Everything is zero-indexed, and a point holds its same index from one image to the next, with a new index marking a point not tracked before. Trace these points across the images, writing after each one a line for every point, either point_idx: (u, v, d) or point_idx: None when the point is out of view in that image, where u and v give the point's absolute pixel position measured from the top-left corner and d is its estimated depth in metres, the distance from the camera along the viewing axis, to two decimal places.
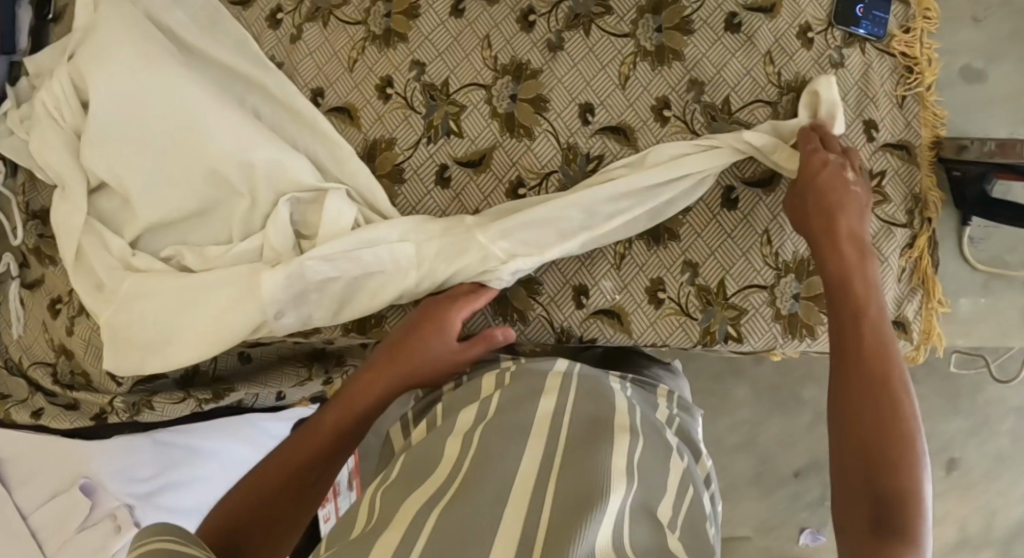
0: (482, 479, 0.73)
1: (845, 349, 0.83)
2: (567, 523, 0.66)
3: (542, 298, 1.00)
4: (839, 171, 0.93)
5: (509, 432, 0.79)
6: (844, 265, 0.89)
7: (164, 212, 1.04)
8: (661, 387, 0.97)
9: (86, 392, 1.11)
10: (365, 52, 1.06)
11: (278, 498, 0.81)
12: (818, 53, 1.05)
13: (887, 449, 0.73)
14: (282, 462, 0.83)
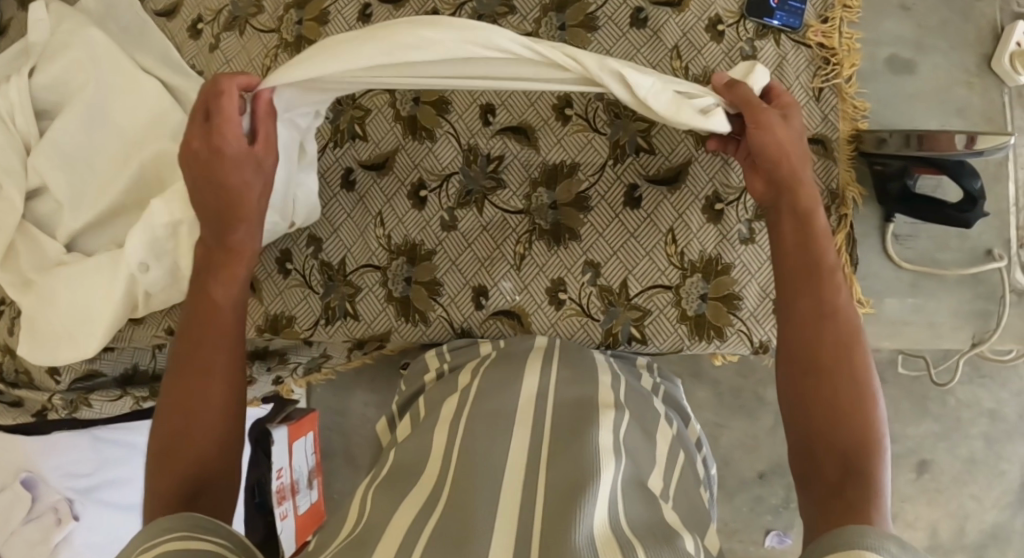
0: (470, 467, 0.74)
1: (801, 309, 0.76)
2: (572, 488, 0.69)
3: (443, 299, 1.01)
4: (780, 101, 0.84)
5: (488, 421, 0.80)
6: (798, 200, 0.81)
7: (93, 216, 1.06)
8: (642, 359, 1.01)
9: (28, 389, 1.12)
10: (278, 58, 1.07)
11: (211, 443, 0.76)
12: (728, 46, 1.02)
13: (844, 389, 0.71)
14: (190, 406, 0.77)
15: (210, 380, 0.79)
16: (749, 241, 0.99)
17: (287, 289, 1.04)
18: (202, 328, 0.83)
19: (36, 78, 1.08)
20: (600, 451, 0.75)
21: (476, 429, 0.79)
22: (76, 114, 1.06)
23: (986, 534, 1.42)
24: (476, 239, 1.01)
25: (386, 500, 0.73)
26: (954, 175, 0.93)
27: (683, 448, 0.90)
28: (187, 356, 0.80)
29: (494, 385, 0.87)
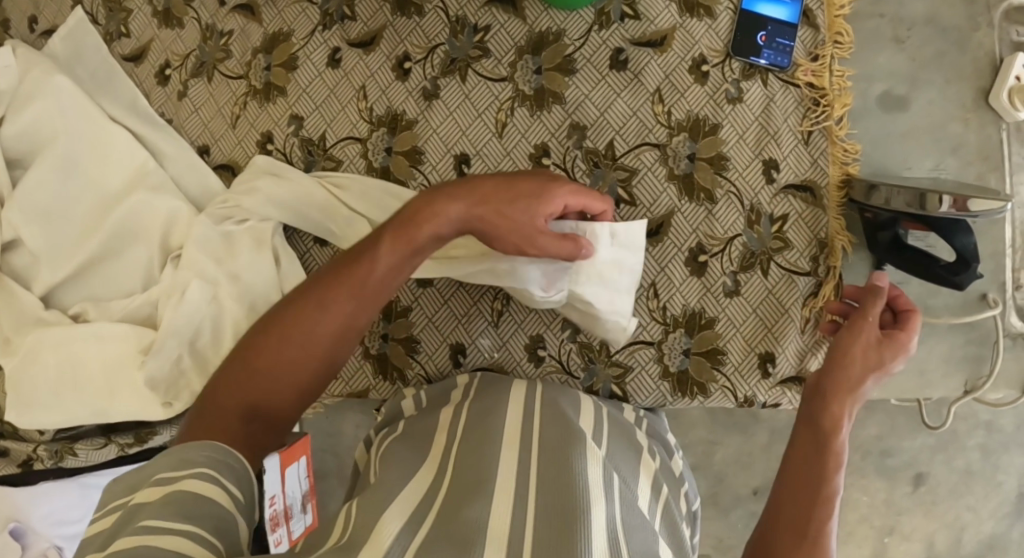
0: (459, 495, 0.73)
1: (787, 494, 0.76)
2: (562, 524, 0.69)
3: (420, 356, 0.99)
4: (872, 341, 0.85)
5: (474, 450, 0.79)
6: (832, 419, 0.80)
7: (69, 269, 1.05)
8: (615, 390, 0.97)
9: (13, 439, 1.12)
10: (246, 107, 1.05)
11: (284, 390, 0.72)
12: (713, 88, 0.98)
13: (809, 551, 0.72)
14: (288, 355, 0.73)
15: (320, 334, 0.74)
16: (735, 293, 0.96)
17: None
18: (349, 285, 0.75)
19: (5, 129, 1.05)
20: (588, 474, 0.75)
21: (465, 458, 0.79)
22: (50, 166, 1.05)
23: (984, 546, 1.32)
24: (453, 295, 0.99)
25: (379, 503, 0.72)
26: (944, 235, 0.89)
27: (669, 481, 0.88)
28: (318, 294, 0.75)
29: (482, 411, 0.86)
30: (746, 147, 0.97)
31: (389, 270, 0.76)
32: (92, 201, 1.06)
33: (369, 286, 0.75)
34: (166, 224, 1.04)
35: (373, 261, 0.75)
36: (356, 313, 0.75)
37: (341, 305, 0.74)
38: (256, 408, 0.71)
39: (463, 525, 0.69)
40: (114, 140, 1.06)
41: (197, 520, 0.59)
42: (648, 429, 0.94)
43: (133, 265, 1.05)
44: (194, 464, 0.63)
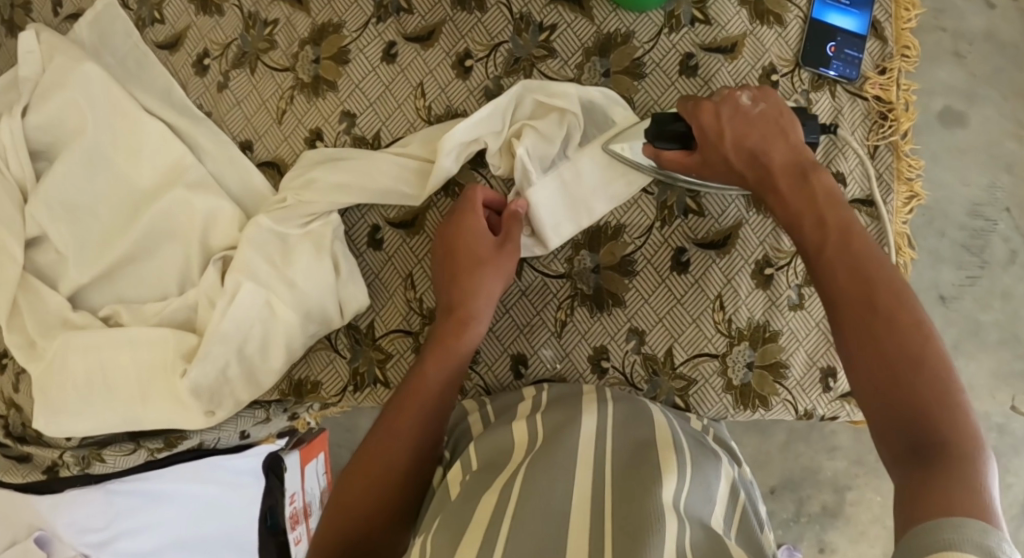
0: (537, 505, 0.73)
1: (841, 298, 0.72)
2: (637, 535, 0.68)
3: (479, 367, 0.97)
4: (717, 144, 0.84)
5: (552, 464, 0.78)
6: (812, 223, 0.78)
7: (99, 270, 1.02)
8: (679, 401, 0.96)
9: (37, 444, 1.15)
10: (293, 101, 1.02)
11: (380, 494, 0.81)
12: (782, 98, 0.96)
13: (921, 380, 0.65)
14: (373, 461, 0.82)
15: (398, 444, 0.82)
16: (799, 307, 0.95)
17: (312, 351, 1.00)
18: (408, 397, 0.84)
19: (29, 119, 1.02)
20: (665, 493, 0.74)
21: (541, 466, 0.78)
22: (80, 162, 1.02)
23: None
24: (515, 304, 0.96)
25: (448, 539, 0.72)
26: (658, 129, 0.88)
27: (745, 489, 0.89)
28: (365, 461, 0.82)
29: (556, 429, 0.84)
30: (814, 160, 0.96)
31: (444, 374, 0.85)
32: (123, 198, 1.03)
33: (431, 398, 0.84)
34: (206, 224, 1.01)
35: (427, 372, 0.85)
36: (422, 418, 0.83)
37: (412, 412, 0.83)
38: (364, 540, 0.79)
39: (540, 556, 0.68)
40: (148, 136, 1.03)
41: None
42: (715, 438, 0.93)
43: (166, 263, 1.02)
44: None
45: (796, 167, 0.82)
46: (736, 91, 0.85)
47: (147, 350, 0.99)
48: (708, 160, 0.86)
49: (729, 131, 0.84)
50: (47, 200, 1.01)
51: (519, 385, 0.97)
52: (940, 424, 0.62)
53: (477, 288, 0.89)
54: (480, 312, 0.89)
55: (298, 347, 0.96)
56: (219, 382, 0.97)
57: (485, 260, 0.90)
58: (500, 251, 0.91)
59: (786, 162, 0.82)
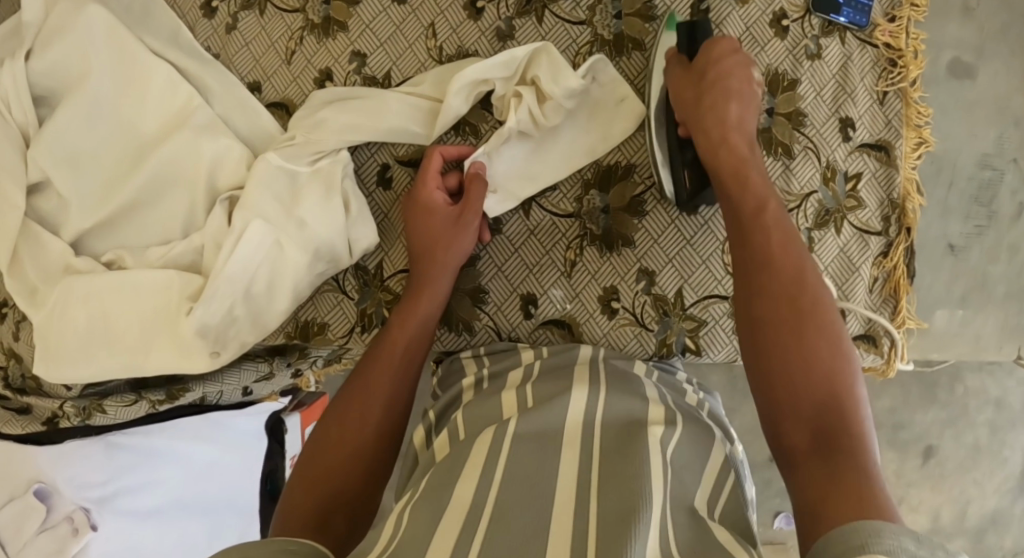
0: (526, 485, 0.70)
1: (766, 294, 0.76)
2: (626, 509, 0.65)
3: (488, 307, 0.96)
4: (705, 93, 0.89)
5: (538, 440, 0.76)
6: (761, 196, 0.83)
7: (102, 215, 1.04)
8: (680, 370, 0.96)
9: (37, 395, 1.13)
10: (303, 42, 1.01)
11: (349, 454, 0.80)
12: (792, 44, 0.97)
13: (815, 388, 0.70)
14: (343, 423, 0.82)
15: (369, 410, 0.83)
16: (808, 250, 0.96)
17: (319, 293, 0.99)
18: (382, 366, 0.86)
19: (32, 63, 1.04)
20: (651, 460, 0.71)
21: (530, 440, 0.76)
22: (82, 107, 1.03)
23: (985, 519, 1.39)
24: (524, 243, 0.96)
25: (431, 508, 0.69)
26: (689, 39, 0.93)
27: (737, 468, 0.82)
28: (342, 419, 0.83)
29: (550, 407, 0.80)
30: (823, 104, 0.97)
31: (405, 348, 0.88)
32: (128, 142, 1.05)
33: (396, 368, 0.86)
34: (213, 166, 1.01)
35: (397, 340, 0.88)
36: (389, 389, 0.85)
37: (382, 374, 0.86)
38: (339, 504, 0.77)
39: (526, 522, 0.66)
40: (152, 82, 1.03)
41: None
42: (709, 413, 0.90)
43: (166, 207, 1.04)
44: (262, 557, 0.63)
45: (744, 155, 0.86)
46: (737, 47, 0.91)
47: (148, 289, 1.01)
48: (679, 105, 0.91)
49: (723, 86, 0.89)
50: (48, 144, 1.03)
51: (531, 329, 0.96)
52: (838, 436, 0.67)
53: (443, 252, 0.91)
54: (442, 277, 0.91)
55: (305, 288, 0.95)
56: (225, 323, 0.96)
57: (448, 231, 0.91)
58: (461, 217, 0.92)
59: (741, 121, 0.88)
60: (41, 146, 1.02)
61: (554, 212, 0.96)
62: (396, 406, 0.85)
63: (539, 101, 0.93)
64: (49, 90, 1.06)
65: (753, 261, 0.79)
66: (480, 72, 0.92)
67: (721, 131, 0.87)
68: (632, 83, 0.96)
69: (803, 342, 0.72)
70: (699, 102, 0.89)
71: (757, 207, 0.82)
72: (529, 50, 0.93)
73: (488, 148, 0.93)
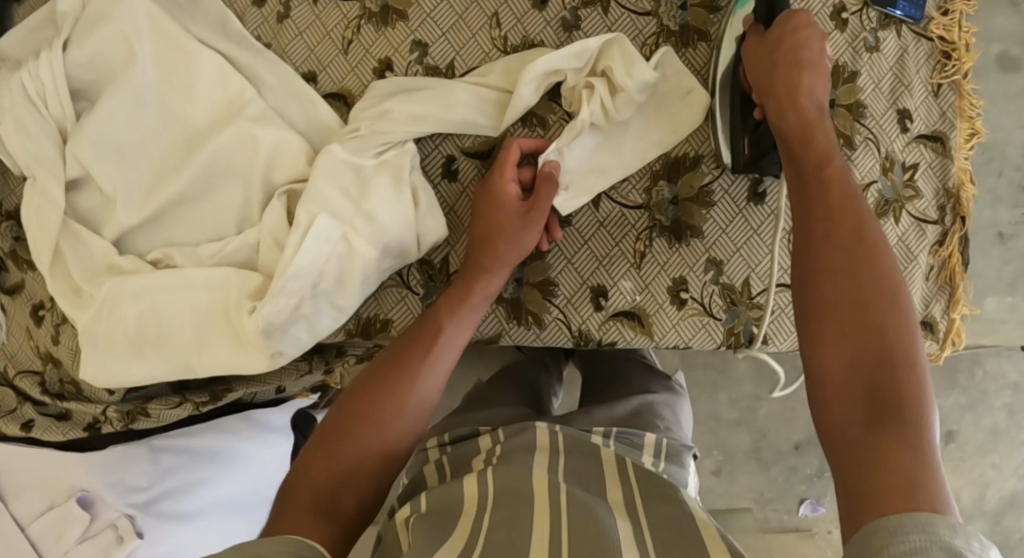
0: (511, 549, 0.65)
1: (825, 255, 0.73)
2: None
3: (558, 300, 0.96)
4: (788, 42, 0.87)
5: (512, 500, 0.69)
6: (822, 162, 0.80)
7: (148, 212, 1.00)
8: (648, 436, 0.86)
9: (77, 401, 1.11)
10: (360, 31, 1.00)
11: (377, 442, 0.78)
12: (852, 36, 0.98)
13: (884, 371, 0.65)
14: (373, 404, 0.80)
15: (404, 397, 0.80)
16: None
17: (383, 289, 0.98)
18: (425, 352, 0.84)
19: (71, 54, 0.99)
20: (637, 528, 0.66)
21: (504, 499, 0.69)
22: (126, 98, 0.99)
23: (1003, 502, 1.43)
24: (593, 235, 0.96)
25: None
26: (768, 9, 0.91)
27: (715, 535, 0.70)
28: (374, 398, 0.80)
29: (511, 471, 0.72)
30: (882, 96, 0.98)
31: (449, 339, 0.86)
32: (174, 136, 1.01)
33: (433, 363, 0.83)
34: (269, 159, 0.98)
35: (442, 327, 0.86)
36: (429, 384, 0.82)
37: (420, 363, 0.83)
38: (348, 490, 0.74)
39: None
40: (199, 73, 1.00)
41: None
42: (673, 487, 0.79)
43: (214, 201, 1.00)
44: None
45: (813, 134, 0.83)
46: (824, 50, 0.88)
47: (198, 284, 0.98)
48: (754, 78, 0.89)
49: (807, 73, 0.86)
50: (89, 139, 0.98)
51: (600, 321, 0.96)
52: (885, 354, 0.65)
53: (506, 245, 0.90)
54: (498, 272, 0.90)
55: (373, 280, 0.94)
56: (291, 320, 0.93)
57: (515, 223, 0.90)
58: (527, 216, 0.91)
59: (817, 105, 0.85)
60: (83, 140, 0.98)
61: (615, 208, 0.96)
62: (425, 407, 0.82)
63: (611, 93, 0.93)
64: (88, 82, 1.02)
65: (812, 222, 0.76)
66: (553, 61, 0.91)
67: (803, 140, 0.83)
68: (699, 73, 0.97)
69: (883, 299, 0.68)
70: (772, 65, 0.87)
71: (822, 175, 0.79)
72: (602, 40, 0.92)
73: (560, 144, 0.93)
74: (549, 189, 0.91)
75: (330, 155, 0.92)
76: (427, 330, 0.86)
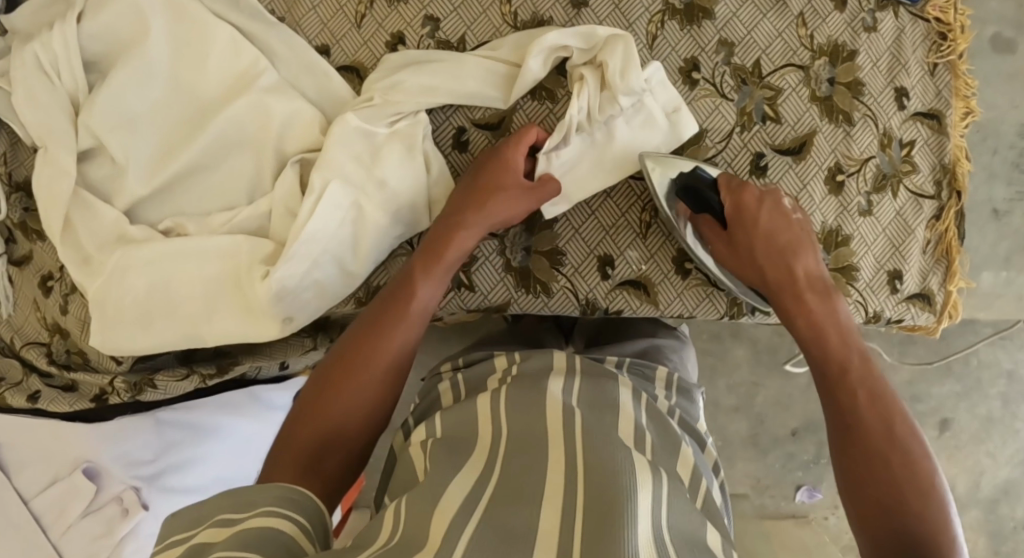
0: (515, 481, 0.69)
1: (835, 408, 0.81)
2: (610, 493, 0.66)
3: (566, 269, 0.98)
4: (752, 231, 0.93)
5: (521, 458, 0.71)
6: (814, 319, 0.88)
7: (159, 181, 1.01)
8: (660, 371, 0.93)
9: (84, 372, 1.12)
10: (373, 6, 1.02)
11: (354, 404, 0.79)
12: (851, 16, 1.01)
13: (891, 465, 0.75)
14: (349, 368, 0.81)
15: (380, 357, 0.81)
16: (868, 213, 1.00)
17: (392, 258, 1.00)
18: (401, 315, 0.84)
19: (85, 26, 1.01)
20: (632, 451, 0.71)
21: (516, 449, 0.73)
22: (140, 69, 1.01)
23: (997, 490, 1.45)
24: (601, 207, 0.98)
25: (424, 498, 0.68)
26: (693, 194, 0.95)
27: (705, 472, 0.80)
28: (348, 361, 0.81)
29: (519, 419, 0.76)
30: (879, 75, 1.01)
31: (427, 298, 0.87)
32: (186, 107, 1.03)
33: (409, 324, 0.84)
34: (282, 130, 1.00)
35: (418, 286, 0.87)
36: (408, 348, 0.83)
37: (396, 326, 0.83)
38: (328, 449, 0.77)
39: (515, 512, 0.66)
40: (212, 45, 1.01)
41: (251, 547, 0.62)
42: (680, 421, 0.87)
43: (226, 172, 1.02)
44: (254, 506, 0.67)
45: (809, 280, 0.91)
46: (760, 194, 0.94)
47: (206, 253, 0.99)
48: (730, 256, 0.96)
49: (764, 223, 0.93)
50: (102, 109, 1.00)
51: (608, 292, 0.98)
52: (899, 467, 0.75)
53: (485, 214, 0.91)
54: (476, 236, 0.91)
55: (386, 248, 0.96)
56: (305, 285, 0.95)
57: (496, 195, 0.92)
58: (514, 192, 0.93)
59: (804, 272, 0.92)
60: (97, 110, 1.00)
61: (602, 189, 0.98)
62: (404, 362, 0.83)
63: (601, 88, 0.95)
64: (102, 54, 1.04)
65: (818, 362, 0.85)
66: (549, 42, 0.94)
67: (785, 288, 0.91)
68: (702, 50, 1.00)
69: (878, 403, 0.79)
70: (737, 234, 0.94)
71: (821, 331, 0.87)
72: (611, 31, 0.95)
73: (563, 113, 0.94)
74: (551, 188, 0.94)
75: (348, 123, 0.94)
76: (402, 293, 0.86)
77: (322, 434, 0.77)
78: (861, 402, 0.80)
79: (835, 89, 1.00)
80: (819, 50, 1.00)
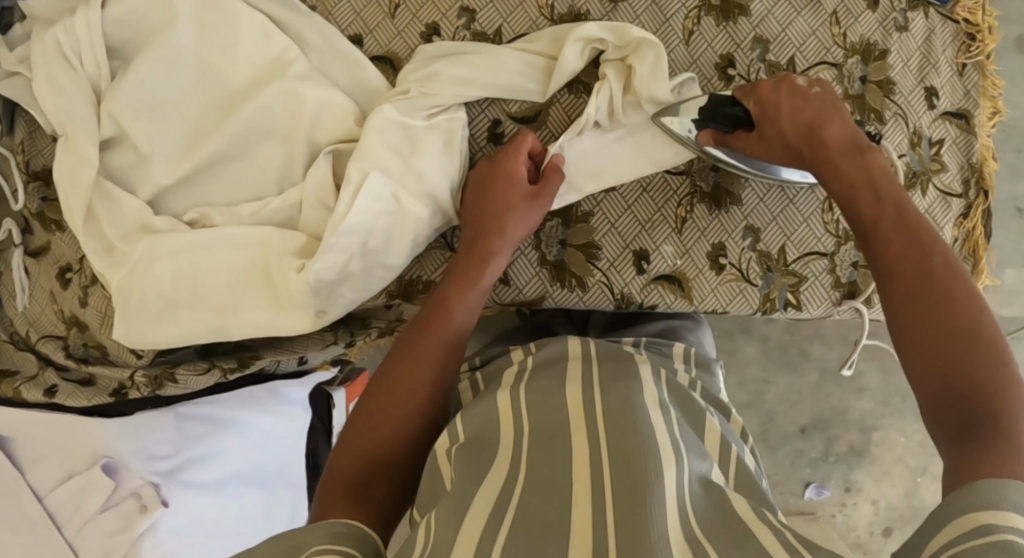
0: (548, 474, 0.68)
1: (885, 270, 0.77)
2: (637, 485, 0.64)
3: (601, 264, 0.98)
4: (776, 117, 0.89)
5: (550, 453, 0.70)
6: (856, 186, 0.83)
7: (185, 171, 0.99)
8: (677, 347, 0.93)
9: (102, 365, 1.09)
10: None
11: (394, 426, 0.78)
12: (883, 15, 1.02)
13: (946, 326, 0.70)
14: (387, 392, 0.79)
15: (416, 375, 0.80)
16: None
17: (427, 252, 0.99)
18: (430, 331, 0.83)
19: (110, 11, 0.99)
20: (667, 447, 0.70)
21: (542, 442, 0.71)
22: (166, 56, 0.99)
23: None
24: (636, 201, 0.98)
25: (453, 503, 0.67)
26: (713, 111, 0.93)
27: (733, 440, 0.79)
28: (386, 386, 0.80)
29: (546, 410, 0.74)
30: (910, 74, 1.02)
31: (462, 320, 0.85)
32: (214, 96, 1.01)
33: (442, 339, 0.83)
34: (313, 120, 0.98)
35: (452, 317, 0.85)
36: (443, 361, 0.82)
37: (429, 343, 0.82)
38: (375, 475, 0.75)
39: (552, 509, 0.65)
40: (240, 32, 0.99)
41: None
42: (703, 393, 0.86)
43: (254, 161, 1.00)
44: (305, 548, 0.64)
45: (850, 146, 0.86)
46: (779, 82, 0.90)
47: (233, 244, 0.98)
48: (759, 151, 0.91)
49: (784, 106, 0.89)
50: (128, 96, 0.98)
51: (642, 287, 0.98)
52: (959, 328, 0.70)
53: (510, 225, 0.91)
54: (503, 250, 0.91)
55: (421, 241, 0.95)
56: (340, 278, 0.94)
57: (520, 205, 0.91)
58: (533, 200, 0.92)
59: (839, 139, 0.87)
60: (121, 97, 0.98)
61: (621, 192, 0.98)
62: (444, 377, 0.82)
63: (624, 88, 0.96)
64: (126, 40, 1.01)
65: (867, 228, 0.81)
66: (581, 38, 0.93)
67: (818, 160, 0.87)
68: (737, 46, 1.00)
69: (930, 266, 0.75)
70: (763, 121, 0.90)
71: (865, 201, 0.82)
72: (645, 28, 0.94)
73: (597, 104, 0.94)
74: (554, 179, 0.93)
75: (385, 113, 0.93)
76: (433, 310, 0.85)
77: (367, 462, 0.75)
78: (909, 267, 0.75)
79: (868, 88, 1.01)
80: (852, 49, 1.01)
